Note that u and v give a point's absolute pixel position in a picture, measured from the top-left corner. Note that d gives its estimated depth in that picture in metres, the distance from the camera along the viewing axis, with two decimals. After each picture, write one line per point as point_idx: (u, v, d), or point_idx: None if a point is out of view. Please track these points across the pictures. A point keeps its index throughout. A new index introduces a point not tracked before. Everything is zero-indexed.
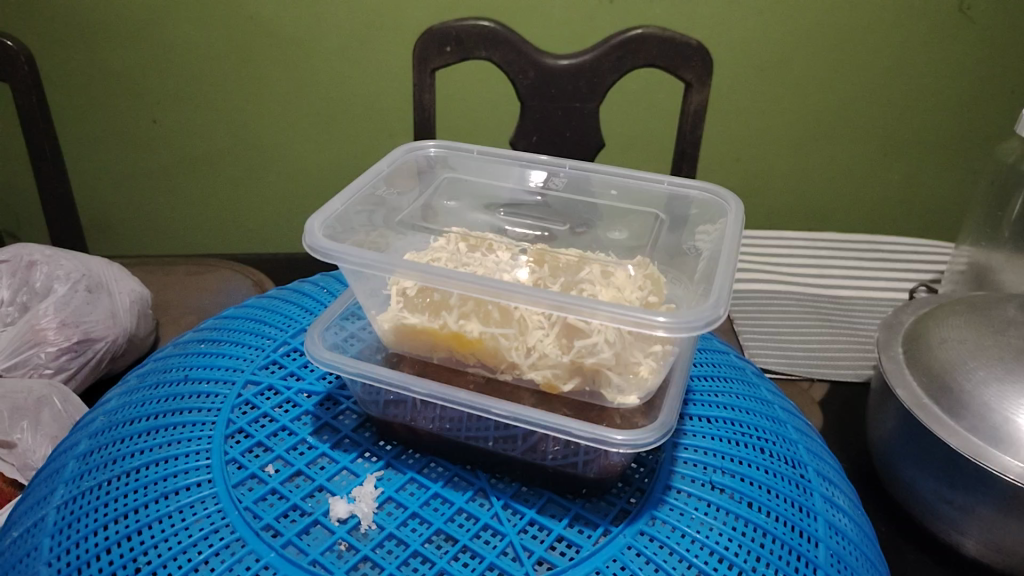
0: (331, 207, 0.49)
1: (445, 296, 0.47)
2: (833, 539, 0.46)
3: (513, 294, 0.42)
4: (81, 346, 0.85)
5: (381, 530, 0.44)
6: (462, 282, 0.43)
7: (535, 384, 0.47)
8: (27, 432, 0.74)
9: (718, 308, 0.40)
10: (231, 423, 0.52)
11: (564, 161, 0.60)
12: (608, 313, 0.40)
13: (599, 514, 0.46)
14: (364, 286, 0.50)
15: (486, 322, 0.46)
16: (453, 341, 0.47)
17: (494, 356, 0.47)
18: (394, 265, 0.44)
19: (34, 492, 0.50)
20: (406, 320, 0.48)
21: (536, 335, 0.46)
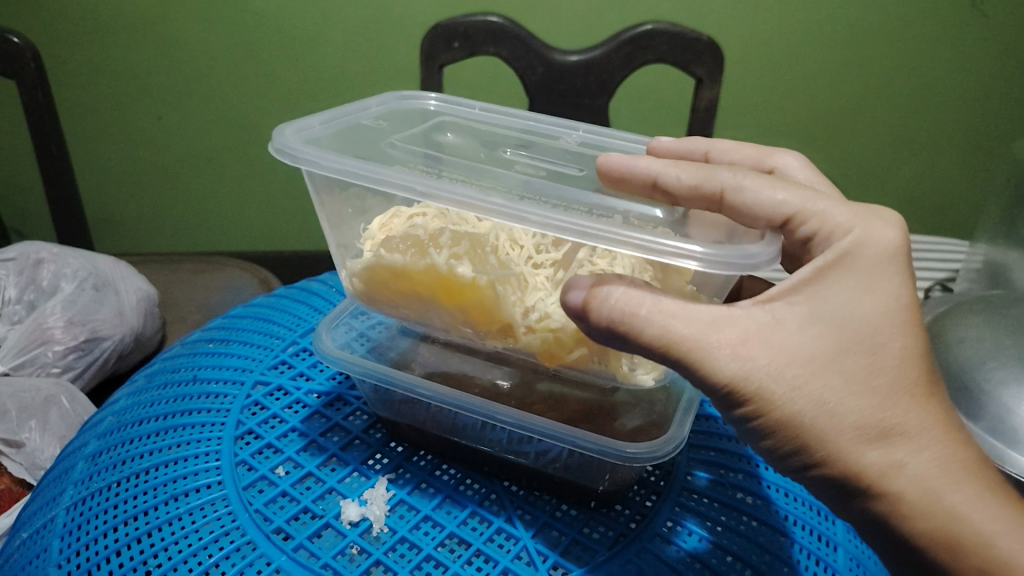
0: (306, 121, 0.48)
1: (439, 232, 0.44)
2: (853, 544, 0.45)
3: (534, 221, 0.36)
4: (88, 345, 0.84)
5: (393, 533, 0.44)
6: (476, 204, 0.38)
7: (534, 350, 0.44)
8: (35, 432, 0.74)
9: (770, 247, 0.36)
10: (240, 424, 0.51)
11: (576, 125, 0.57)
12: (647, 245, 0.35)
13: (612, 519, 0.46)
14: (337, 227, 0.48)
15: (482, 267, 0.42)
16: (439, 289, 0.43)
17: (489, 312, 0.43)
18: (386, 178, 0.40)
19: (44, 492, 0.49)
20: (383, 258, 0.44)
21: (537, 295, 0.43)
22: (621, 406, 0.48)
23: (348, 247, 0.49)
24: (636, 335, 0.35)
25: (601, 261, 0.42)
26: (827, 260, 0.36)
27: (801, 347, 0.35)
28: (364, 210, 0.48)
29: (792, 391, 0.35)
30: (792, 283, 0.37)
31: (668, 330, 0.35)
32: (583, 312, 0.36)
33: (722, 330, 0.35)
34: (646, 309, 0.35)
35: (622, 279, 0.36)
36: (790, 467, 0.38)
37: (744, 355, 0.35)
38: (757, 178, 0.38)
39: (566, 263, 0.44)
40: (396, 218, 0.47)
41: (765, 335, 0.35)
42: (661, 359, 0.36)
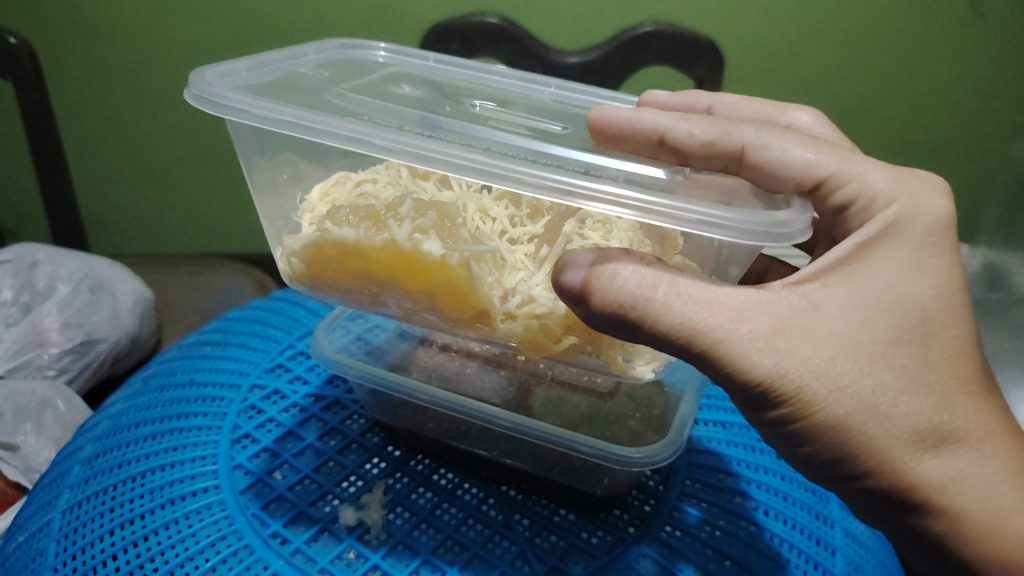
0: (230, 67, 0.41)
1: (397, 200, 0.38)
2: (851, 548, 0.45)
3: (522, 182, 0.32)
4: (84, 347, 0.84)
5: (390, 537, 0.44)
6: (450, 160, 0.33)
7: (515, 340, 0.39)
8: (31, 435, 0.74)
9: (802, 214, 0.32)
10: (237, 428, 0.51)
11: (546, 82, 0.52)
12: (658, 211, 0.31)
13: (610, 524, 0.46)
14: (269, 197, 0.41)
15: (451, 241, 0.36)
16: (400, 270, 0.37)
17: (461, 296, 0.37)
18: (336, 130, 0.34)
19: (40, 495, 0.49)
20: (328, 234, 0.37)
21: (517, 277, 0.38)
22: (621, 410, 0.48)
23: (285, 221, 0.42)
24: (647, 322, 0.32)
25: (593, 233, 0.38)
26: (869, 235, 0.35)
27: (844, 337, 0.34)
28: (300, 176, 0.42)
29: (835, 391, 0.33)
30: (827, 261, 0.35)
31: (687, 317, 0.32)
32: (581, 292, 0.32)
33: (751, 319, 0.33)
34: (663, 293, 0.32)
35: (630, 254, 0.33)
36: (818, 466, 0.37)
37: (779, 350, 0.33)
38: (783, 136, 0.35)
39: (551, 240, 0.39)
40: (340, 187, 0.42)
41: (811, 324, 0.33)
42: (676, 351, 0.33)
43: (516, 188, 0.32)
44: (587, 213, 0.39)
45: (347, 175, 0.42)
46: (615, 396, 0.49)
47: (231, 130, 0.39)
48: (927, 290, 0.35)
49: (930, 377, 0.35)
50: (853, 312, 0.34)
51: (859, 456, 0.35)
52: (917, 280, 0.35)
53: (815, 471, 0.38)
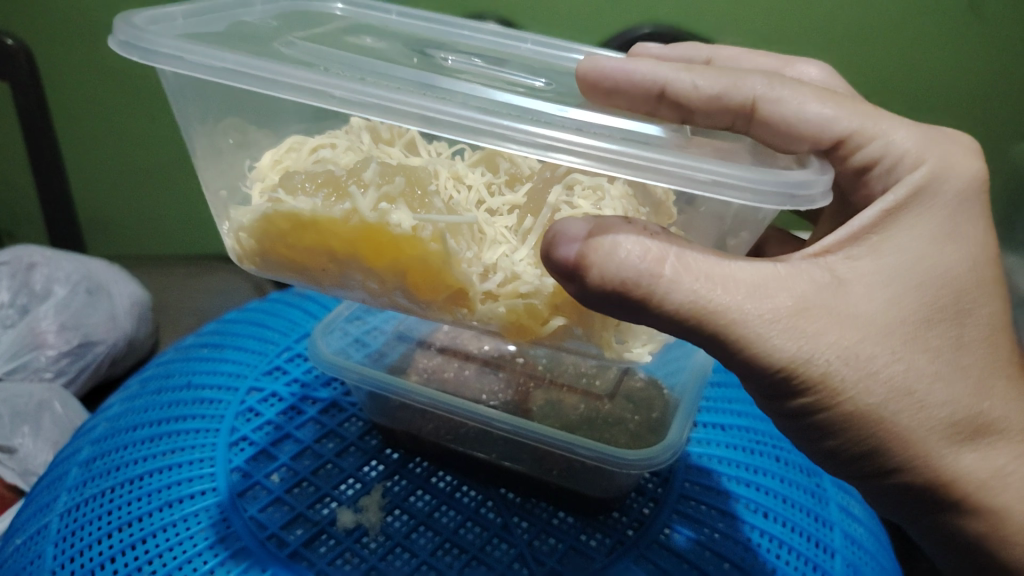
0: (166, 14, 0.38)
1: (361, 165, 0.34)
2: (851, 550, 0.45)
3: (511, 141, 0.29)
4: (81, 349, 0.83)
5: (388, 539, 0.44)
6: (425, 114, 0.29)
7: (498, 324, 0.34)
8: (28, 437, 0.73)
9: (823, 173, 0.30)
10: (235, 430, 0.51)
11: (522, 38, 0.49)
12: (669, 169, 0.29)
13: (609, 527, 0.45)
14: (211, 161, 0.37)
15: (423, 211, 0.33)
16: (364, 246, 0.33)
17: (434, 275, 0.33)
18: (288, 81, 0.31)
19: (37, 498, 0.49)
20: (281, 207, 0.33)
21: (499, 251, 0.34)
22: (620, 412, 0.48)
23: (230, 187, 0.38)
24: (652, 300, 0.30)
25: (584, 201, 0.34)
26: (898, 199, 0.34)
27: (870, 316, 0.32)
28: (247, 141, 0.38)
29: (863, 376, 0.32)
30: (851, 230, 0.33)
31: (695, 295, 0.30)
32: (576, 269, 0.29)
33: (769, 295, 0.31)
34: (669, 269, 0.29)
35: (632, 224, 0.30)
36: (844, 461, 0.36)
37: (805, 331, 0.31)
38: (797, 90, 0.35)
39: (536, 210, 0.35)
40: (293, 154, 0.38)
41: (838, 301, 0.32)
42: (685, 332, 0.31)
43: (505, 148, 0.29)
44: (575, 178, 0.35)
45: (302, 140, 0.38)
46: (613, 398, 0.49)
47: (163, 80, 0.34)
48: (956, 259, 0.34)
49: (956, 352, 0.34)
50: (883, 286, 0.32)
51: (881, 443, 0.34)
52: (947, 248, 0.34)
53: (844, 467, 0.37)
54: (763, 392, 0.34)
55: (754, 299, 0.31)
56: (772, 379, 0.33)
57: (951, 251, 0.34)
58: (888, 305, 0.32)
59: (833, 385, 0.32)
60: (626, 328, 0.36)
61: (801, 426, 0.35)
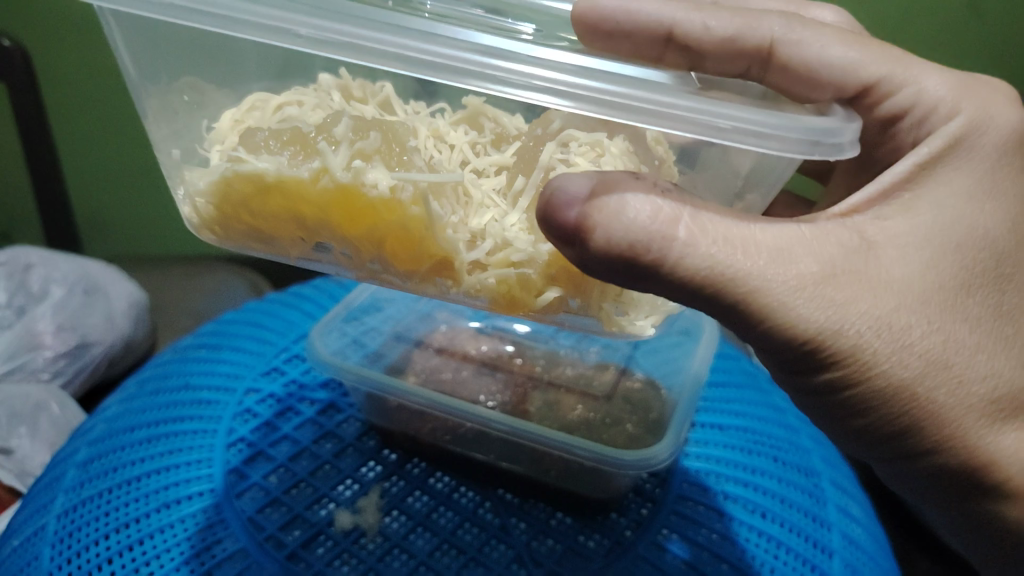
0: None
1: (332, 120, 0.32)
2: (849, 550, 0.45)
3: (509, 85, 0.28)
4: (79, 350, 0.83)
5: (386, 540, 0.44)
6: (403, 54, 0.28)
7: (487, 295, 0.32)
8: (25, 438, 0.73)
9: (852, 125, 0.29)
10: (232, 431, 0.51)
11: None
12: (683, 114, 0.27)
13: (607, 528, 0.45)
14: (164, 119, 0.34)
15: (402, 169, 0.31)
16: (335, 209, 0.31)
17: (414, 241, 0.31)
18: (252, 18, 0.28)
19: (34, 499, 0.48)
20: (242, 167, 0.31)
21: (487, 217, 0.32)
22: (618, 413, 0.49)
23: (186, 151, 0.35)
24: (665, 266, 0.28)
25: (581, 158, 0.32)
26: (932, 151, 0.35)
27: (909, 282, 0.31)
28: (202, 99, 0.35)
29: (898, 349, 0.31)
30: (882, 186, 0.34)
31: (711, 260, 0.28)
32: (576, 231, 0.27)
33: (795, 261, 0.29)
34: (683, 231, 0.27)
35: (641, 180, 0.28)
36: (883, 442, 0.35)
37: (834, 301, 0.29)
38: (817, 33, 0.36)
39: (529, 169, 0.33)
40: (256, 113, 0.35)
41: (868, 267, 0.30)
42: (700, 302, 0.29)
43: (503, 93, 0.28)
44: (569, 135, 0.32)
45: (266, 97, 0.35)
46: (611, 399, 0.50)
47: (111, 42, 0.32)
48: (984, 217, 0.34)
49: (985, 318, 0.34)
50: (918, 250, 0.32)
51: (911, 420, 0.33)
52: (983, 206, 0.34)
53: (874, 448, 0.36)
54: (788, 369, 0.33)
55: (776, 264, 0.29)
56: (796, 357, 0.31)
57: (991, 209, 0.34)
58: (923, 268, 0.31)
59: (863, 360, 0.31)
60: (629, 300, 0.33)
61: (830, 405, 0.34)
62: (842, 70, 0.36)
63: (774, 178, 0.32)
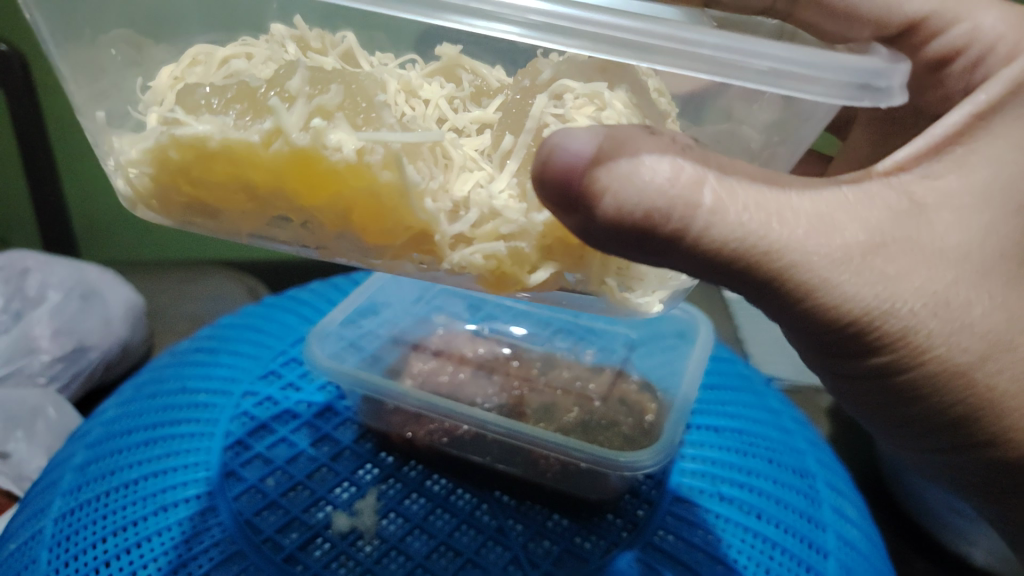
0: None
1: (285, 72, 0.30)
2: (844, 551, 0.45)
3: (504, 23, 0.26)
4: (75, 354, 0.83)
5: (383, 542, 0.44)
6: None
7: (476, 272, 0.30)
8: (22, 443, 0.73)
9: (896, 64, 0.27)
10: (229, 434, 0.51)
11: None
12: (712, 53, 0.25)
13: (603, 531, 0.45)
14: (86, 78, 0.32)
15: (367, 128, 0.29)
16: (291, 176, 0.29)
17: (380, 215, 0.29)
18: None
19: (31, 503, 0.48)
20: (181, 130, 0.29)
21: (468, 183, 0.30)
22: (613, 416, 0.49)
23: (113, 119, 0.33)
24: (688, 237, 0.26)
25: (579, 114, 0.29)
26: (990, 98, 0.32)
27: (970, 248, 0.30)
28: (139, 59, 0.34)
29: (956, 331, 0.31)
30: (933, 140, 0.31)
31: (741, 230, 0.26)
32: (578, 196, 0.25)
33: (841, 230, 0.27)
34: (709, 197, 0.26)
35: (656, 135, 0.26)
36: (939, 429, 0.35)
37: (885, 273, 0.28)
38: None
39: (518, 127, 0.31)
40: (197, 68, 0.34)
41: (923, 234, 0.29)
42: (726, 278, 0.28)
43: (498, 32, 0.26)
44: (563, 86, 0.30)
45: (209, 50, 0.35)
46: (606, 401, 0.50)
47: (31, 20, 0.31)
48: None
49: None
50: (978, 213, 0.30)
51: (967, 407, 0.33)
52: None
53: (929, 437, 0.36)
54: (835, 355, 0.32)
55: (819, 232, 0.27)
56: (842, 342, 0.31)
57: None
58: (983, 235, 0.30)
59: (916, 343, 0.30)
60: (634, 275, 0.32)
61: (877, 389, 0.34)
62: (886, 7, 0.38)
63: (803, 134, 0.31)
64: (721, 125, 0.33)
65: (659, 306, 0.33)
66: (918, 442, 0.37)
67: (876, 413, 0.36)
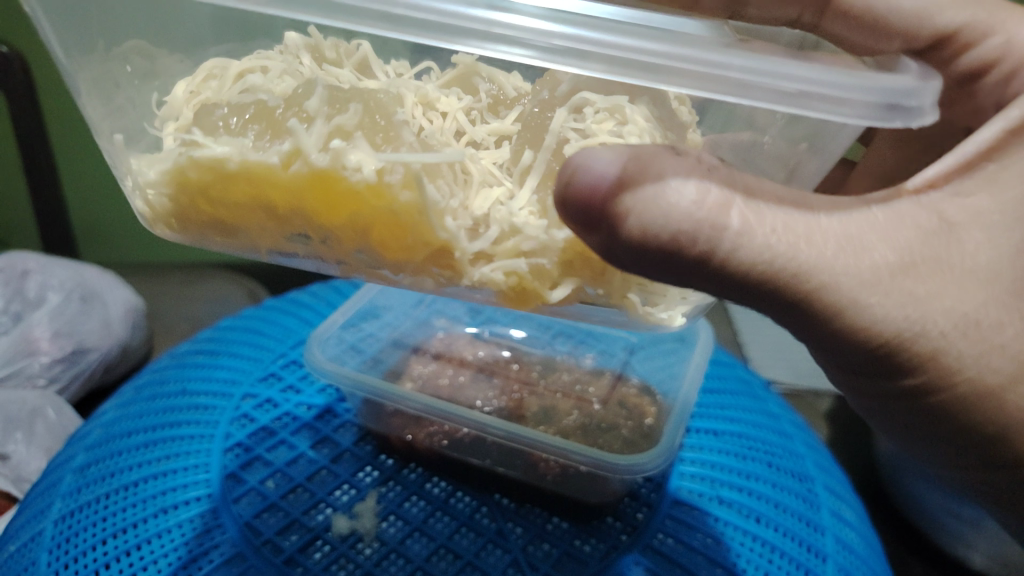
0: None
1: (303, 91, 0.30)
2: (842, 555, 0.45)
3: (516, 45, 0.25)
4: (75, 356, 0.83)
5: (383, 545, 0.44)
6: (389, 12, 0.25)
7: (495, 290, 0.30)
8: (21, 444, 0.73)
9: (929, 80, 0.26)
10: (229, 436, 0.51)
11: None
12: (735, 75, 0.25)
13: (603, 534, 0.46)
14: (99, 96, 0.33)
15: (387, 148, 0.29)
16: (311, 195, 0.29)
17: (404, 230, 0.29)
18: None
19: (31, 505, 0.48)
20: (199, 152, 0.29)
21: (489, 200, 0.30)
22: (613, 419, 0.49)
23: (129, 135, 0.34)
24: (715, 259, 0.25)
25: (600, 127, 0.30)
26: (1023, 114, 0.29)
27: (1003, 272, 0.29)
28: (155, 73, 0.34)
29: (987, 352, 0.30)
30: (963, 158, 0.30)
31: (769, 252, 0.26)
32: (602, 215, 0.25)
33: (869, 250, 0.27)
34: (736, 219, 0.25)
35: (681, 156, 0.25)
36: (970, 455, 0.34)
37: (915, 294, 0.28)
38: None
39: (536, 142, 0.31)
40: (213, 82, 0.34)
41: (950, 252, 0.28)
42: (750, 296, 0.27)
43: (510, 54, 0.25)
44: (584, 99, 0.31)
45: (224, 63, 0.35)
46: (606, 404, 0.50)
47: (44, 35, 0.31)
48: None
49: None
50: (1007, 231, 0.29)
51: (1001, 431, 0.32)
52: None
53: (956, 459, 0.35)
54: (859, 373, 0.32)
55: (848, 255, 0.27)
56: (869, 364, 0.30)
57: None
58: (1014, 254, 0.29)
59: (944, 364, 0.30)
60: (656, 291, 0.32)
61: (908, 412, 0.33)
62: (917, 17, 0.35)
63: (831, 148, 0.30)
64: (743, 134, 0.32)
65: (682, 320, 0.33)
66: (934, 460, 0.36)
67: (902, 433, 0.35)
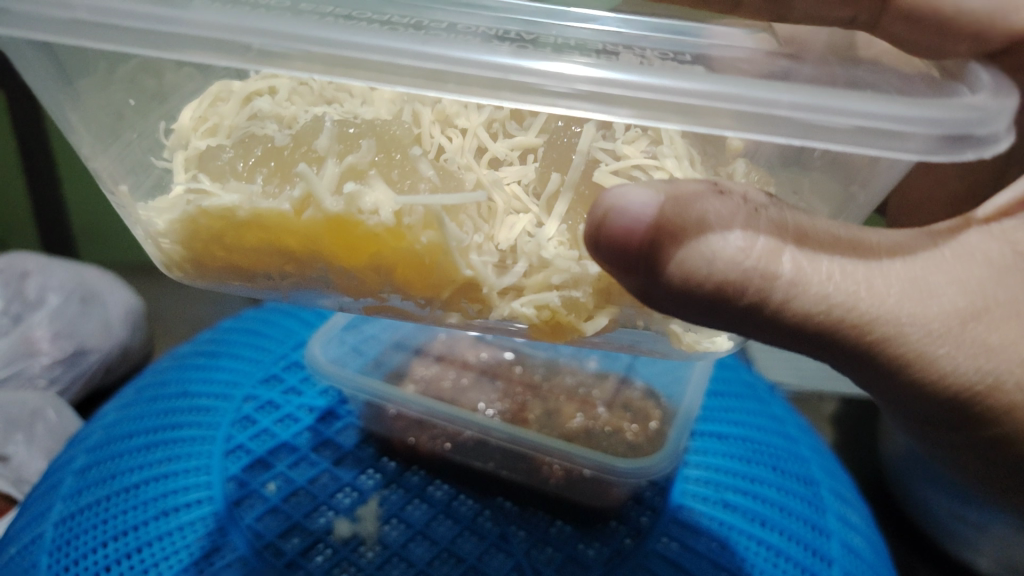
0: None
1: (311, 129, 0.29)
2: (848, 559, 0.45)
3: (542, 96, 0.24)
4: (75, 357, 0.82)
5: (384, 549, 0.44)
6: (394, 61, 0.24)
7: (529, 326, 0.29)
8: (22, 446, 0.73)
9: (1004, 100, 0.25)
10: (231, 438, 0.51)
11: None
12: (787, 114, 0.23)
13: (608, 535, 0.45)
14: (99, 135, 0.31)
15: (400, 188, 0.28)
16: (328, 240, 0.28)
17: (427, 273, 0.28)
18: (187, 35, 0.24)
19: (31, 507, 0.48)
20: (208, 202, 0.28)
21: (517, 227, 0.28)
22: (617, 422, 0.49)
23: (135, 175, 0.32)
24: (767, 308, 0.25)
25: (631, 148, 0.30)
26: None
27: None
28: (162, 95, 0.33)
29: None
30: None
31: (826, 302, 0.25)
32: (640, 259, 0.24)
33: (941, 295, 0.26)
34: (790, 265, 0.24)
35: (726, 195, 0.24)
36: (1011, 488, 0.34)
37: (989, 344, 0.27)
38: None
39: (564, 164, 0.30)
40: (221, 105, 0.32)
41: None
42: (794, 340, 0.26)
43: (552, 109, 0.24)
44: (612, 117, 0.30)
45: (230, 86, 0.33)
46: (611, 407, 0.50)
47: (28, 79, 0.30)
48: None
49: None
50: None
51: None
52: None
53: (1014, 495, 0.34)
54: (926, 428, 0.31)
55: (921, 301, 0.26)
56: (939, 416, 0.29)
57: None
58: None
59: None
60: None
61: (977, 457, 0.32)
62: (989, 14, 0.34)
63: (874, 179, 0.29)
64: None
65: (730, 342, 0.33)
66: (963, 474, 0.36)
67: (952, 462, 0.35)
